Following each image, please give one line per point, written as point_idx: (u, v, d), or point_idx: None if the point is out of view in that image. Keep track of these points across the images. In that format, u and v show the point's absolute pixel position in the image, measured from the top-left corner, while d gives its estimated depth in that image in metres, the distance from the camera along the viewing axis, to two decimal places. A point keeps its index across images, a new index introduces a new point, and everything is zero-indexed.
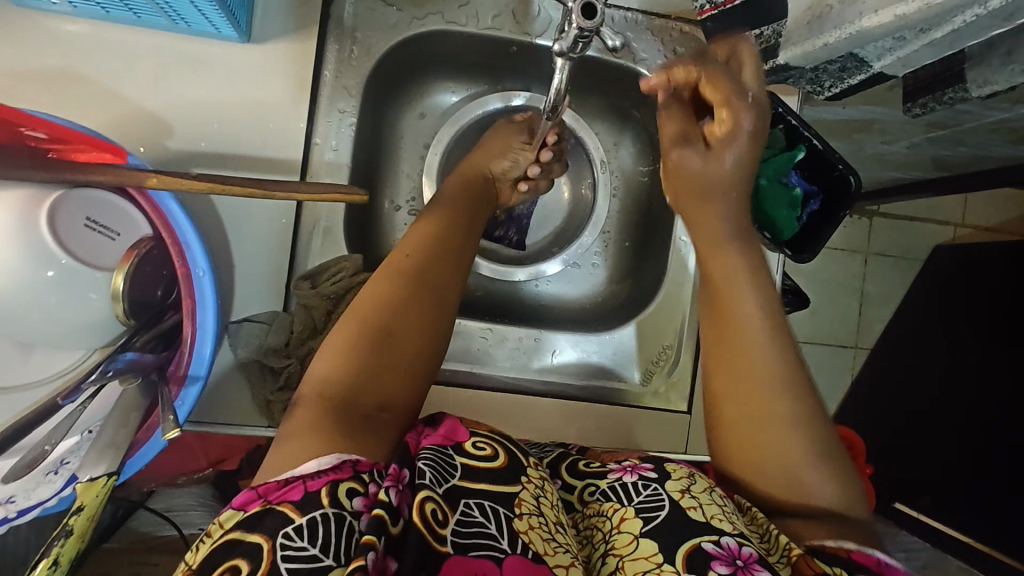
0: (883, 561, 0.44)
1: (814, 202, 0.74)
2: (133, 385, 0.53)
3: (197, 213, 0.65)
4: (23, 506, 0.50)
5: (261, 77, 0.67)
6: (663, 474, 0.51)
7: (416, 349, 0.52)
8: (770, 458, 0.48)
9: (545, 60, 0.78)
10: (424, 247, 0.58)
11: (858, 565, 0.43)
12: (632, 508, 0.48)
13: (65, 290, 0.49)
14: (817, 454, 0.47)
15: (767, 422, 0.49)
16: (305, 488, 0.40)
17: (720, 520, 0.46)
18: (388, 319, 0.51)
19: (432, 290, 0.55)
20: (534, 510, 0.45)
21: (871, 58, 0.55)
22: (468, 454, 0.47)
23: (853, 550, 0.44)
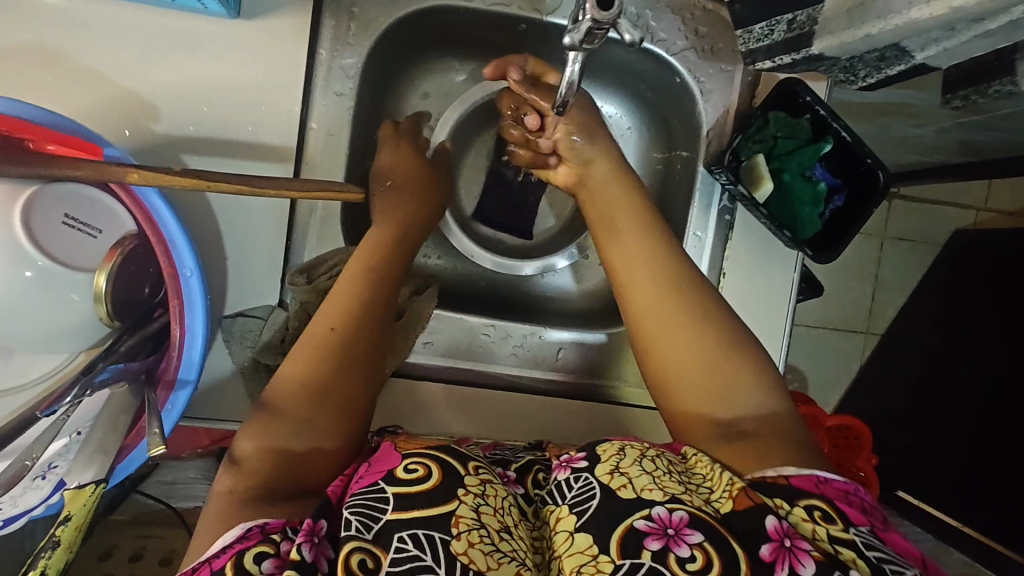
0: (824, 479, 0.48)
1: (838, 198, 0.69)
2: (121, 388, 0.51)
3: (186, 210, 0.62)
4: (10, 513, 0.49)
5: (251, 56, 0.63)
6: (593, 458, 0.51)
7: (337, 426, 0.52)
8: (711, 387, 0.54)
9: (555, 38, 0.73)
10: (348, 312, 0.56)
11: (796, 491, 0.47)
12: (565, 508, 0.49)
13: (43, 292, 0.47)
14: (737, 380, 0.54)
15: (693, 362, 0.55)
16: (212, 569, 0.42)
17: (650, 489, 0.47)
18: (307, 404, 0.51)
19: (352, 362, 0.54)
20: (472, 525, 0.46)
21: (914, 49, 0.50)
22: (399, 483, 0.48)
23: (792, 476, 0.48)
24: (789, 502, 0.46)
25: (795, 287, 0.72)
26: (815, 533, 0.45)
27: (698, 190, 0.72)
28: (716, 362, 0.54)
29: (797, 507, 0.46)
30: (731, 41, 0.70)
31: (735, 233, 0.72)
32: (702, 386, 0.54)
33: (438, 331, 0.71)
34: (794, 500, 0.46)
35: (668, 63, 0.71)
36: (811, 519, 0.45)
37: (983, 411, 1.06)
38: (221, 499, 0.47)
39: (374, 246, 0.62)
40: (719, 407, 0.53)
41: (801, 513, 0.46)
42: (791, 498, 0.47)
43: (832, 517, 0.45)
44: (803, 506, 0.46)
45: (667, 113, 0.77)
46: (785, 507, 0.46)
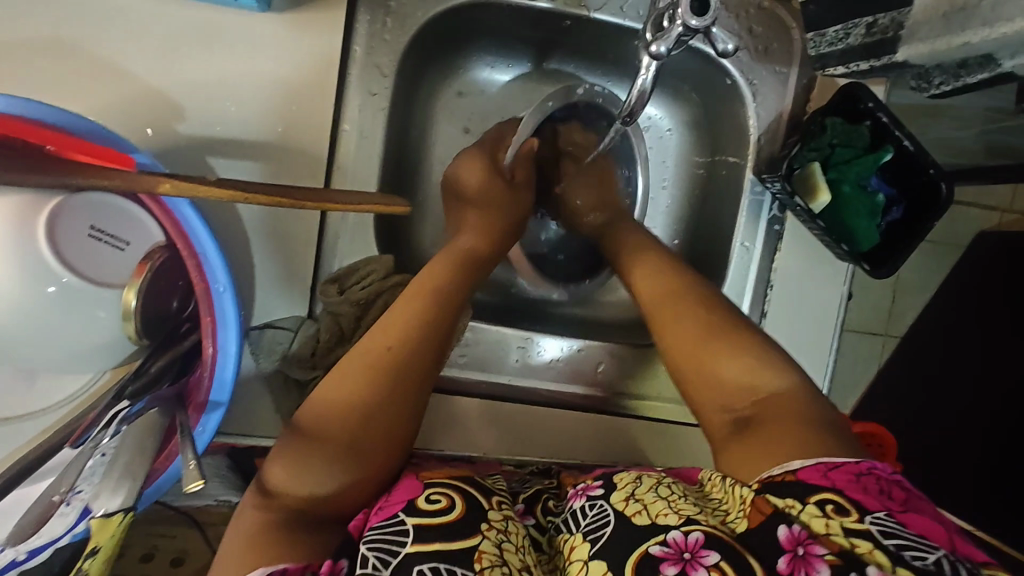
0: (833, 465, 0.42)
1: (895, 210, 0.66)
2: (151, 412, 0.47)
3: (217, 218, 0.58)
4: (34, 545, 0.45)
5: (283, 52, 0.59)
6: (609, 485, 0.49)
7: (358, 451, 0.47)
8: (733, 385, 0.50)
9: (600, 35, 0.69)
10: (406, 332, 0.53)
11: (806, 487, 0.41)
12: (580, 535, 0.46)
13: (68, 309, 0.43)
14: (756, 372, 0.50)
15: (696, 346, 0.54)
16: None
17: (665, 514, 0.44)
18: (355, 427, 0.48)
19: (406, 386, 0.51)
20: (496, 561, 0.42)
21: (1002, 55, 0.50)
22: (420, 513, 0.45)
23: (800, 471, 0.42)
24: (800, 501, 0.40)
25: (843, 303, 0.69)
26: (829, 529, 0.38)
27: (746, 200, 0.69)
28: (716, 357, 0.52)
29: (809, 504, 0.40)
30: (789, 43, 0.66)
31: (784, 244, 0.69)
32: (713, 374, 0.52)
33: (471, 343, 0.68)
34: (805, 497, 0.40)
35: (720, 63, 0.67)
36: (824, 515, 0.39)
37: (993, 431, 1.04)
38: (244, 522, 0.43)
39: (442, 269, 0.60)
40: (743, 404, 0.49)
41: (813, 510, 0.39)
42: (801, 495, 0.40)
43: (846, 510, 0.39)
44: (812, 502, 0.40)
45: (715, 115, 0.73)
46: (795, 506, 0.40)
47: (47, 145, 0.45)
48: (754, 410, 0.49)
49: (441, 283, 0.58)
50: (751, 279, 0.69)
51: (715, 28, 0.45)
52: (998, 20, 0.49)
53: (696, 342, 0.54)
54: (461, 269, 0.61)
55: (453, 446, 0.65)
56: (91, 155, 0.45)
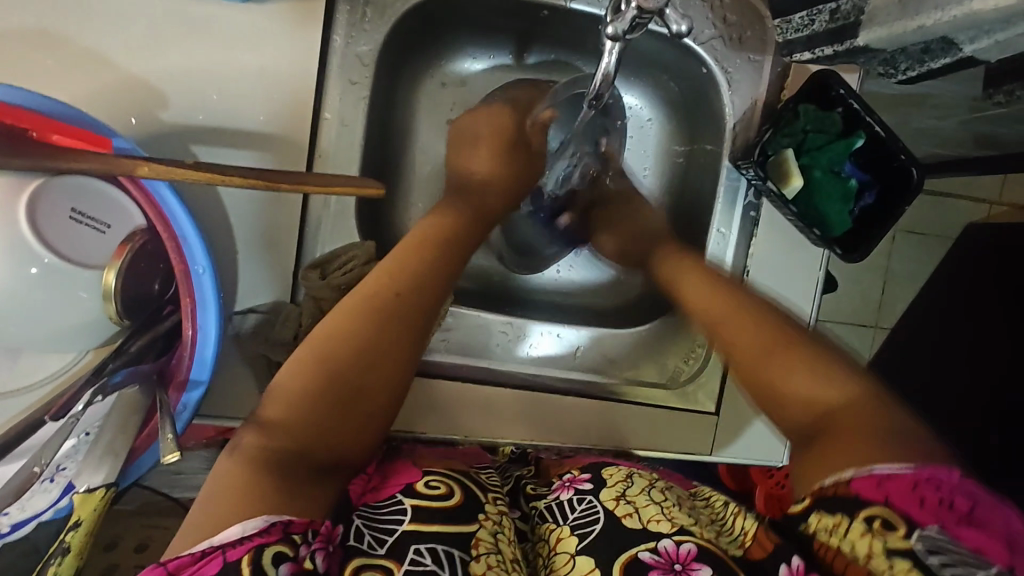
0: (887, 475, 0.39)
1: (868, 195, 0.67)
2: (131, 390, 0.49)
3: (199, 203, 0.60)
4: (18, 518, 0.47)
5: (262, 41, 0.60)
6: (598, 483, 0.53)
7: (360, 405, 0.48)
8: (791, 369, 0.49)
9: (579, 25, 0.70)
10: (410, 280, 0.54)
11: (856, 501, 0.39)
12: (566, 528, 0.49)
13: (49, 289, 0.45)
14: (804, 357, 0.49)
15: (770, 361, 0.50)
16: (223, 559, 0.36)
17: (657, 521, 0.47)
18: (357, 371, 0.48)
19: (408, 335, 0.51)
20: (492, 548, 0.45)
21: (963, 41, 0.52)
22: (420, 496, 0.47)
23: (851, 480, 0.40)
24: (847, 518, 0.39)
25: (818, 287, 0.70)
26: (873, 549, 0.37)
27: (722, 186, 0.70)
28: (774, 336, 0.52)
29: (857, 520, 0.38)
30: (762, 31, 0.67)
31: (760, 230, 0.69)
32: (769, 387, 0.50)
33: (453, 328, 0.69)
34: (853, 513, 0.39)
35: (694, 53, 0.68)
36: (870, 533, 0.38)
37: (993, 406, 1.04)
38: (239, 455, 0.43)
39: (451, 220, 0.62)
40: (802, 384, 0.48)
41: (859, 528, 0.38)
42: (850, 510, 0.39)
43: (894, 526, 0.37)
44: (861, 518, 0.38)
45: (692, 103, 0.75)
46: (843, 524, 0.39)
47: (31, 130, 0.46)
48: (819, 415, 0.46)
49: (447, 241, 0.60)
50: (727, 264, 0.70)
51: (667, 9, 0.46)
52: (949, 3, 0.49)
53: (761, 347, 0.52)
54: (464, 225, 0.63)
55: (435, 430, 0.66)
56: (76, 138, 0.46)
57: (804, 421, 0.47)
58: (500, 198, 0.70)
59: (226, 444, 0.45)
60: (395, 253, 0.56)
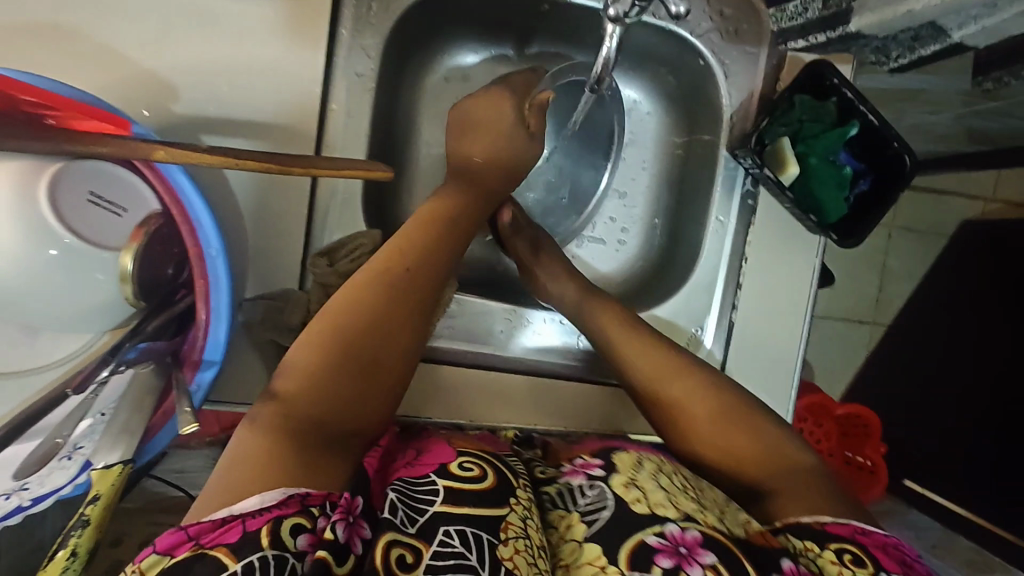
0: (864, 530, 0.48)
1: (863, 182, 0.69)
2: (146, 369, 0.50)
3: (210, 191, 0.61)
4: (37, 494, 0.48)
5: (271, 34, 0.62)
6: (608, 468, 0.52)
7: (373, 376, 0.49)
8: (724, 430, 0.56)
9: (578, 20, 0.72)
10: (419, 259, 0.55)
11: (829, 535, 0.47)
12: (576, 515, 0.49)
13: (69, 270, 0.46)
14: (733, 413, 0.56)
15: (700, 411, 0.57)
16: (244, 528, 0.37)
17: (664, 507, 0.48)
18: (371, 341, 0.49)
19: (417, 308, 0.53)
20: (521, 533, 0.44)
21: (952, 28, 0.55)
22: (454, 478, 0.47)
23: (829, 523, 0.48)
24: (819, 545, 0.46)
25: (816, 273, 0.71)
26: (841, 575, 0.45)
27: (720, 175, 0.71)
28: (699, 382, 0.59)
29: (826, 549, 0.46)
30: (758, 23, 0.69)
31: (757, 217, 0.71)
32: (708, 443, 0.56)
33: (457, 314, 0.70)
34: (824, 543, 0.47)
35: (691, 45, 0.70)
36: (839, 562, 0.45)
37: None
38: (264, 424, 0.44)
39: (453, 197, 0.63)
40: (740, 438, 0.55)
41: (829, 556, 0.46)
42: (821, 540, 0.47)
43: (863, 562, 0.45)
44: (832, 549, 0.46)
45: (689, 95, 0.76)
46: (814, 550, 0.46)
47: (49, 117, 0.48)
48: (771, 473, 0.54)
49: (450, 219, 0.60)
50: (726, 252, 0.72)
51: None
52: None
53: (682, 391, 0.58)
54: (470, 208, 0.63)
55: (441, 415, 0.68)
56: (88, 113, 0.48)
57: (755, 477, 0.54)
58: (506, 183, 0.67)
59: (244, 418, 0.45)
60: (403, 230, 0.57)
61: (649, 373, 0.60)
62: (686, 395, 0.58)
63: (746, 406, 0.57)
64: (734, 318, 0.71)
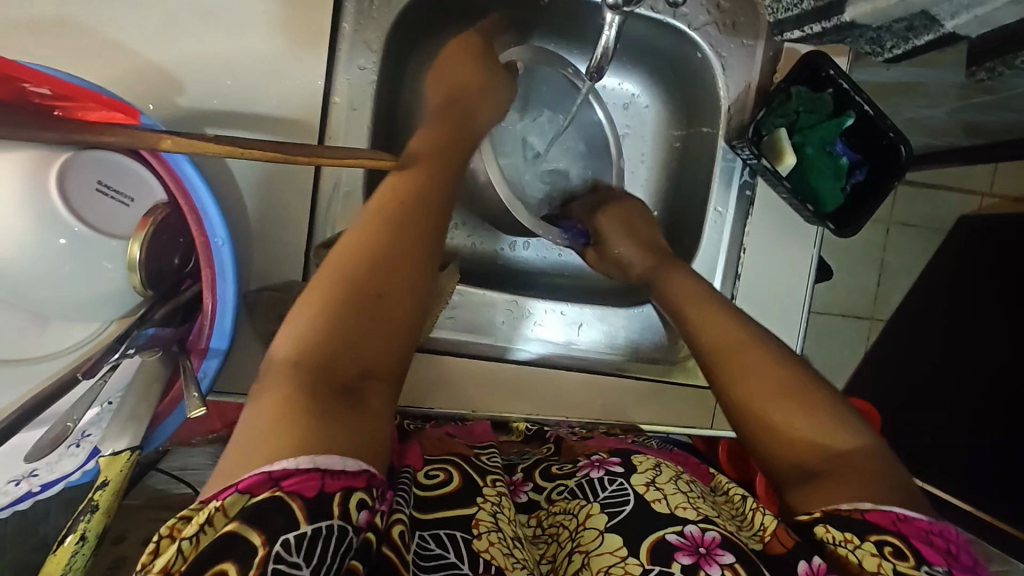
0: (902, 516, 0.42)
1: (859, 172, 0.69)
2: (153, 357, 0.51)
3: (215, 184, 0.62)
4: (46, 480, 0.49)
5: (274, 28, 0.62)
6: (629, 466, 0.53)
7: (382, 317, 0.44)
8: (779, 408, 0.51)
9: (576, 14, 0.73)
10: (411, 189, 0.52)
11: (869, 526, 0.41)
12: (597, 505, 0.50)
13: (77, 258, 0.47)
14: (792, 392, 0.52)
15: (761, 387, 0.53)
16: (322, 487, 0.35)
17: (684, 508, 0.48)
18: (375, 280, 0.45)
19: (417, 238, 0.49)
20: (492, 527, 0.46)
21: (944, 17, 0.56)
22: (421, 486, 0.49)
23: (869, 511, 0.42)
24: (859, 537, 0.41)
25: (813, 262, 0.72)
26: (882, 568, 0.40)
27: (718, 167, 0.72)
28: (759, 356, 0.55)
29: (868, 541, 0.41)
30: (754, 17, 0.70)
31: (755, 208, 0.72)
32: (769, 422, 0.51)
33: (459, 306, 0.71)
34: (865, 535, 0.41)
35: (689, 37, 0.71)
36: (880, 555, 0.40)
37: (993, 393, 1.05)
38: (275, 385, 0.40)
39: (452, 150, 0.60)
40: (796, 419, 0.50)
41: (870, 548, 0.40)
42: (861, 532, 0.41)
43: (905, 555, 0.40)
44: (872, 541, 0.41)
45: (686, 88, 0.77)
46: (853, 541, 0.41)
47: (59, 109, 0.49)
48: (820, 463, 0.48)
49: (438, 153, 0.58)
50: (724, 243, 0.72)
51: None
52: None
53: (741, 361, 0.55)
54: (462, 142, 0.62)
55: (443, 406, 0.68)
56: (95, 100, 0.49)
57: (802, 464, 0.48)
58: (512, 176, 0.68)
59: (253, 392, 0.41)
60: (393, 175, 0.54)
61: (715, 344, 0.58)
62: (759, 374, 0.54)
63: (820, 393, 0.52)
64: None
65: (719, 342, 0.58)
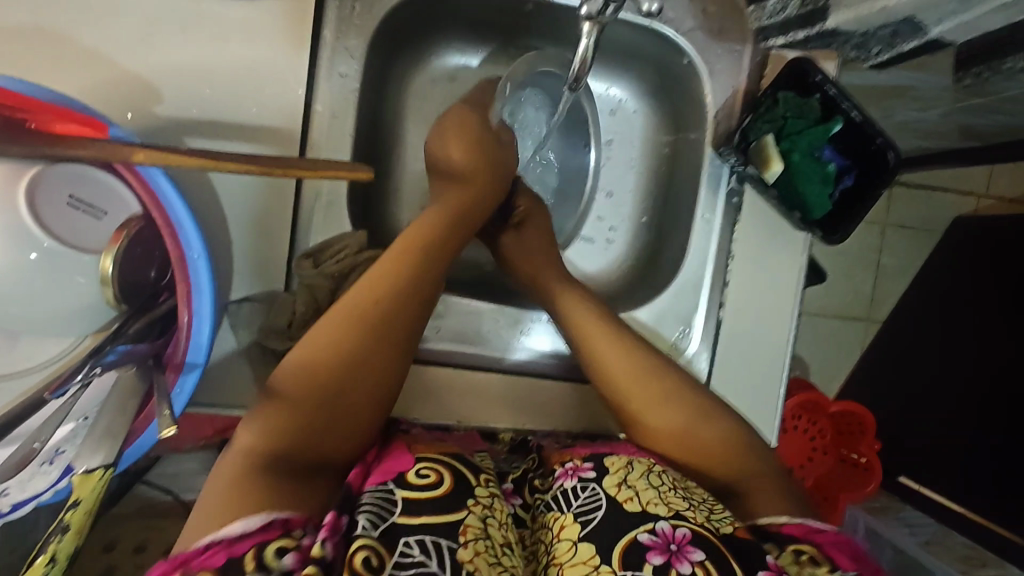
0: (816, 529, 0.49)
1: (848, 178, 0.68)
2: (129, 371, 0.50)
3: (195, 195, 0.61)
4: (17, 499, 0.48)
5: (254, 36, 0.62)
6: (601, 470, 0.52)
7: (350, 411, 0.49)
8: (694, 434, 0.56)
9: (563, 20, 0.72)
10: (392, 285, 0.53)
11: (787, 537, 0.48)
12: (569, 516, 0.49)
13: (48, 274, 0.47)
14: (703, 417, 0.56)
15: (670, 416, 0.56)
16: (229, 552, 0.38)
17: (654, 504, 0.48)
18: (350, 377, 0.49)
19: (394, 337, 0.52)
20: (479, 534, 0.45)
21: (929, 23, 0.56)
22: (410, 487, 0.46)
23: (785, 525, 0.49)
24: (779, 547, 0.47)
25: (802, 269, 0.71)
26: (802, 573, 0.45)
27: (705, 173, 0.71)
28: (665, 389, 0.58)
29: (787, 550, 0.47)
30: (741, 22, 0.69)
31: (743, 214, 0.71)
32: (690, 451, 0.56)
33: (444, 316, 0.70)
34: (784, 545, 0.47)
35: (675, 42, 0.70)
36: (799, 562, 0.46)
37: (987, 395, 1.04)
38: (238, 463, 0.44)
39: (429, 218, 0.62)
40: (711, 442, 0.55)
41: (790, 556, 0.46)
42: (782, 542, 0.47)
43: (820, 561, 0.46)
44: (791, 551, 0.47)
45: (674, 93, 0.76)
46: (776, 550, 0.47)
47: (29, 120, 0.48)
48: (739, 477, 0.54)
49: (432, 238, 0.59)
50: (712, 250, 0.72)
51: None
52: None
53: (650, 398, 0.57)
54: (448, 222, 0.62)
55: (426, 416, 0.68)
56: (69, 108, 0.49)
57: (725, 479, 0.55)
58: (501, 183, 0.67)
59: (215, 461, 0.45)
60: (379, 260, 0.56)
61: (620, 378, 0.59)
62: (651, 401, 0.57)
63: (716, 412, 0.57)
64: (722, 316, 0.71)
65: (618, 374, 0.59)
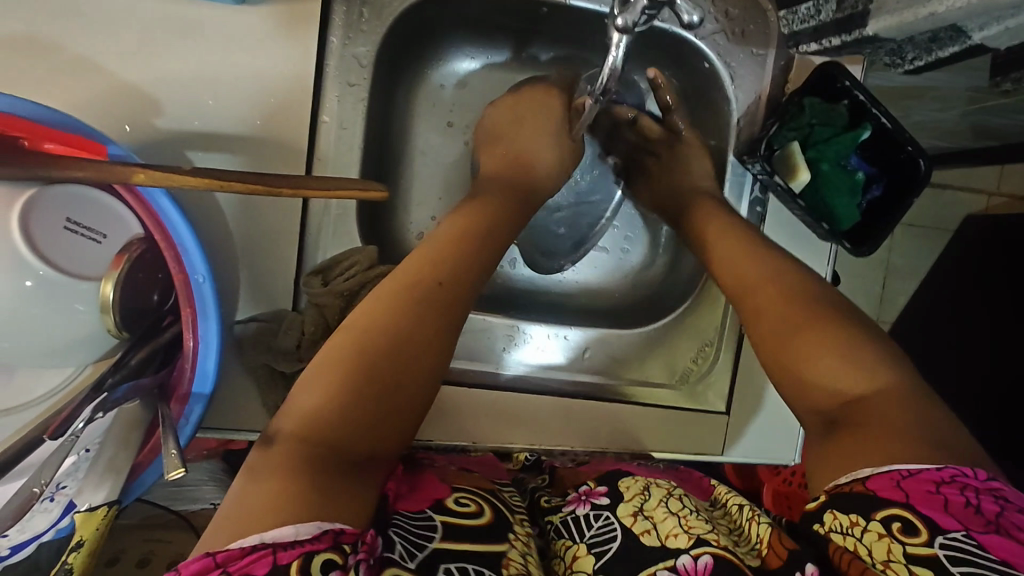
0: (906, 473, 0.38)
1: (875, 187, 0.66)
2: (132, 405, 0.48)
3: (196, 214, 0.58)
4: (17, 541, 0.46)
5: (258, 44, 0.59)
6: (615, 496, 0.51)
7: (400, 397, 0.44)
8: (822, 342, 0.47)
9: (579, 23, 0.69)
10: (450, 269, 0.51)
11: (873, 502, 0.37)
12: (583, 546, 0.47)
13: (46, 301, 0.44)
14: (832, 329, 0.47)
15: (781, 325, 0.50)
16: (274, 560, 0.34)
17: (675, 536, 0.45)
18: (398, 356, 0.45)
19: (448, 323, 0.48)
20: (521, 569, 0.43)
21: (972, 29, 0.54)
22: (450, 513, 0.45)
23: (868, 478, 0.39)
24: (864, 517, 0.38)
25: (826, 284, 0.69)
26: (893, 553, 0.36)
27: (728, 182, 0.70)
28: (801, 300, 0.50)
29: (873, 521, 0.37)
30: (766, 24, 0.67)
31: (766, 225, 0.68)
32: (804, 366, 0.47)
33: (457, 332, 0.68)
34: (870, 514, 0.37)
35: (695, 46, 0.67)
36: (888, 535, 0.37)
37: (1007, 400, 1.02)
38: (276, 456, 0.40)
39: (479, 208, 0.59)
40: (837, 360, 0.46)
41: (876, 529, 0.37)
42: (865, 511, 0.37)
43: (914, 529, 0.36)
44: (878, 519, 0.37)
45: (694, 99, 0.74)
46: (859, 524, 0.38)
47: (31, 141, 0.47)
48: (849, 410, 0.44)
49: (484, 231, 0.57)
50: None
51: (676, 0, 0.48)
52: None
53: (777, 301, 0.51)
54: (497, 214, 0.60)
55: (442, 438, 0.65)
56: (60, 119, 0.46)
57: (826, 406, 0.45)
58: (520, 194, 0.64)
59: (241, 467, 0.40)
60: (432, 244, 0.53)
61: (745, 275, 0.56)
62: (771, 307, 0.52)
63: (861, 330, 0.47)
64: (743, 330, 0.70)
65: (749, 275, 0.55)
